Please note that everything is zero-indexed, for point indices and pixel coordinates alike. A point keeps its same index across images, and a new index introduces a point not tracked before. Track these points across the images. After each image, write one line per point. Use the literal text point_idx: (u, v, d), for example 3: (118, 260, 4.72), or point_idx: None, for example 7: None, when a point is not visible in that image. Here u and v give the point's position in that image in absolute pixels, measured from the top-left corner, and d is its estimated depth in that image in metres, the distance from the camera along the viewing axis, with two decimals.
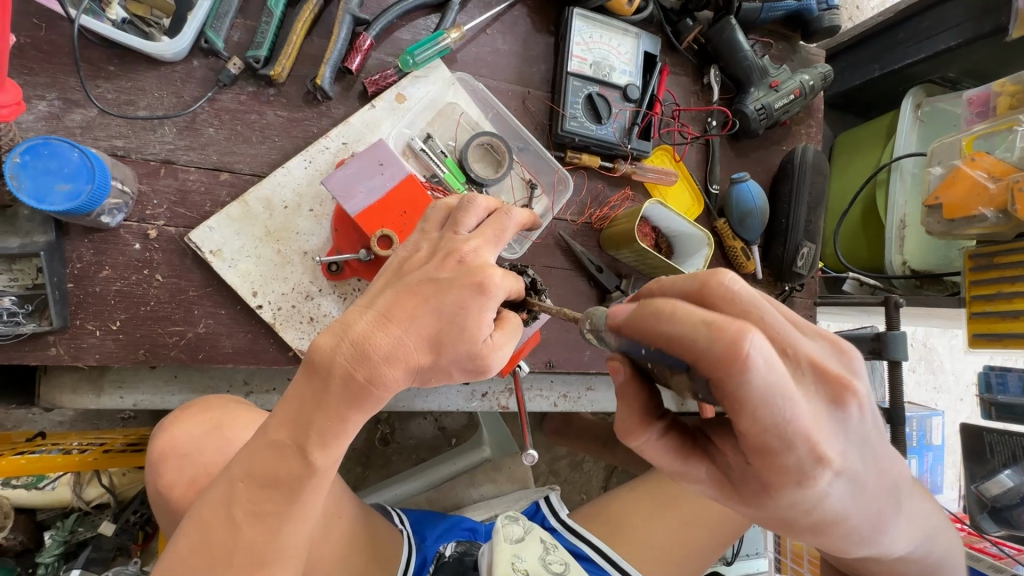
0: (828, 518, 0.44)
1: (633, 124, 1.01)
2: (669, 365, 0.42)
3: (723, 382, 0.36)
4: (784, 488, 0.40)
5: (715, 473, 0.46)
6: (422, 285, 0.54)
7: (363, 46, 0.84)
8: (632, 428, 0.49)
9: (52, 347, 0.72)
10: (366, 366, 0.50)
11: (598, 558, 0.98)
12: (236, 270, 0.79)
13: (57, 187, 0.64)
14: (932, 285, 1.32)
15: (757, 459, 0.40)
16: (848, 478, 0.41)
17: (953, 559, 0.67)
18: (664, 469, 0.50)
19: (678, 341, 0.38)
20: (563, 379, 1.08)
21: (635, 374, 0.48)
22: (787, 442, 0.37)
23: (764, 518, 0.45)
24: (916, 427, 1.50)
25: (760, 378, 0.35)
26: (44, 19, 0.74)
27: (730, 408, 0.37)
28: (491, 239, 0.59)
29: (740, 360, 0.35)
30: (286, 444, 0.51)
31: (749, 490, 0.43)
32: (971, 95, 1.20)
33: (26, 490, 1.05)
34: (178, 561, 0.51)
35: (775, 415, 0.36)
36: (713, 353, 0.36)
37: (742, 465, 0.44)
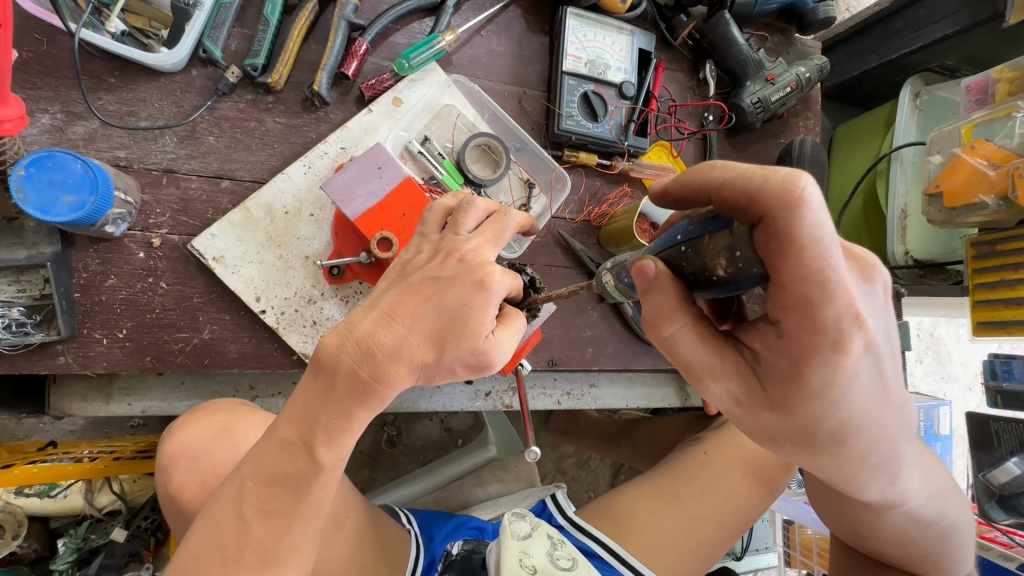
0: (851, 413, 0.47)
1: (630, 121, 1.01)
2: (707, 238, 0.44)
3: (774, 220, 0.37)
4: (818, 356, 0.43)
5: (742, 365, 0.49)
6: (424, 284, 0.55)
7: (359, 51, 0.85)
8: (668, 313, 0.50)
9: (61, 356, 0.74)
10: (370, 365, 0.51)
11: (607, 555, 0.98)
12: (239, 276, 0.80)
13: (62, 198, 0.65)
14: (936, 274, 1.31)
15: (793, 320, 0.42)
16: (874, 359, 0.44)
17: (959, 527, 0.73)
18: (694, 364, 0.51)
19: (730, 192, 0.41)
20: (566, 376, 1.09)
21: (667, 271, 0.49)
22: (828, 293, 0.39)
23: (790, 423, 0.49)
24: (923, 417, 1.50)
25: (815, 215, 0.36)
26: (45, 34, 0.75)
27: (776, 253, 0.38)
28: (491, 239, 0.59)
29: (796, 196, 0.36)
30: (292, 442, 0.52)
31: (781, 370, 0.46)
32: (970, 82, 1.20)
33: (38, 499, 1.06)
34: (191, 559, 0.52)
35: (822, 258, 0.37)
36: (770, 190, 0.37)
37: (773, 344, 0.45)
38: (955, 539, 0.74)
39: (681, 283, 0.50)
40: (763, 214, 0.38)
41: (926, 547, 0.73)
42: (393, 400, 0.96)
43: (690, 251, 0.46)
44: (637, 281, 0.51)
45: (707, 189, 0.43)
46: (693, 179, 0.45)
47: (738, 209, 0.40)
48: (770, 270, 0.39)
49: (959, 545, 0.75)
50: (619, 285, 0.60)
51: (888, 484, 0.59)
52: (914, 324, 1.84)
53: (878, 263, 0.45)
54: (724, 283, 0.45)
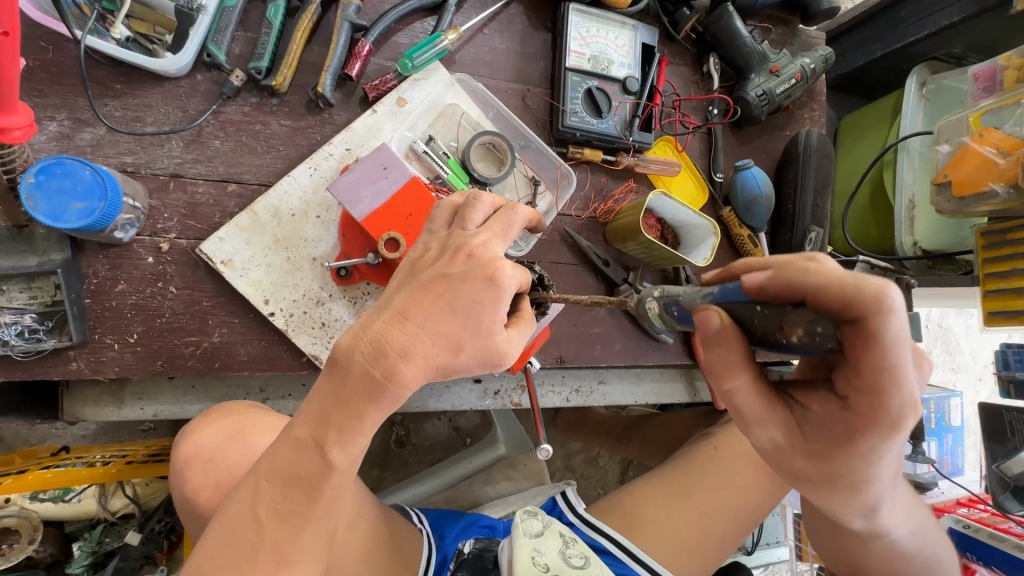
0: (878, 470, 0.50)
1: (634, 116, 1.00)
2: (791, 309, 0.40)
3: (864, 323, 0.38)
4: (874, 430, 0.46)
5: (789, 421, 0.51)
6: (435, 282, 0.55)
7: (362, 52, 0.85)
8: (731, 369, 0.48)
9: (73, 361, 0.74)
10: (382, 363, 0.51)
11: (618, 551, 0.99)
12: (247, 279, 0.80)
13: (71, 205, 0.65)
14: (944, 265, 1.31)
15: (862, 398, 0.44)
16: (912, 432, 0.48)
17: (943, 558, 0.74)
18: (745, 413, 0.52)
19: (819, 293, 0.39)
20: (574, 373, 1.08)
21: (732, 322, 0.46)
22: (898, 383, 0.42)
23: (823, 469, 0.51)
24: (934, 408, 1.49)
25: (900, 320, 0.38)
26: (50, 41, 0.75)
27: (860, 348, 0.40)
28: (498, 234, 0.59)
29: (885, 303, 0.37)
30: (305, 441, 0.52)
31: (832, 434, 0.49)
32: (977, 70, 1.18)
33: (53, 504, 1.07)
34: (206, 559, 0.52)
35: (898, 355, 0.40)
36: (862, 297, 0.37)
37: (831, 413, 0.48)
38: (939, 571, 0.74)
39: (744, 338, 0.47)
40: (854, 318, 0.38)
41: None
42: (403, 400, 0.96)
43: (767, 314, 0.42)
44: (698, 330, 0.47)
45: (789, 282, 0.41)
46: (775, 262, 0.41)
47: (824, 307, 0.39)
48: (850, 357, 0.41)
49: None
50: (664, 314, 0.56)
51: (871, 520, 0.60)
52: (923, 315, 1.83)
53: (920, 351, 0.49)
54: (792, 347, 0.41)
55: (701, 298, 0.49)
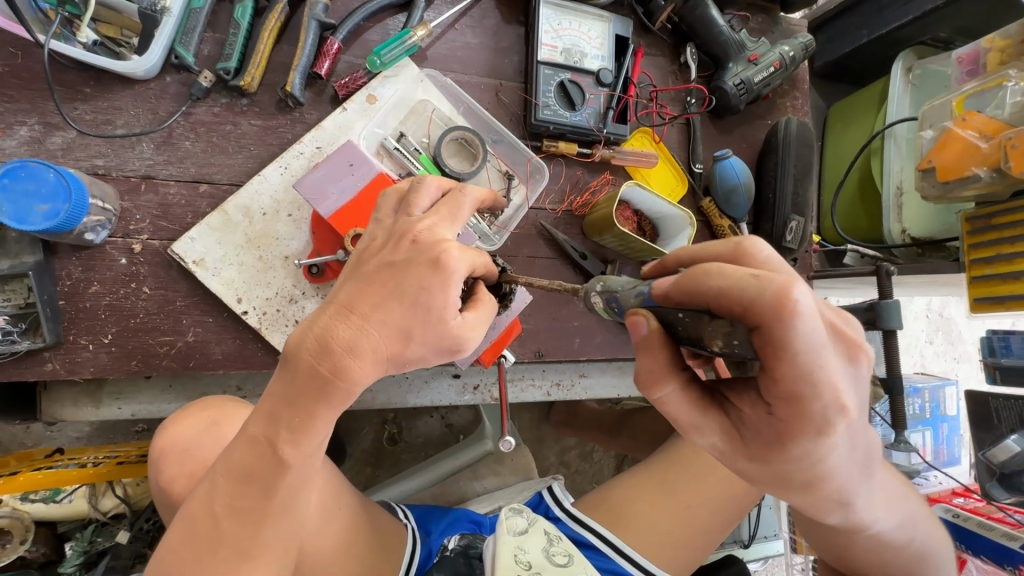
0: (826, 471, 0.49)
1: (608, 108, 1.00)
2: (705, 317, 0.43)
3: (769, 331, 0.39)
4: (803, 436, 0.46)
5: (727, 426, 0.52)
6: (381, 272, 0.55)
7: (331, 49, 0.86)
8: (658, 376, 0.51)
9: (48, 362, 0.75)
10: (328, 359, 0.51)
11: (602, 545, 0.99)
12: (219, 278, 0.81)
13: (36, 207, 0.66)
14: (934, 253, 1.30)
15: (783, 405, 0.44)
16: (853, 433, 0.46)
17: (932, 548, 0.73)
18: (681, 418, 0.54)
19: (722, 298, 0.41)
20: (555, 367, 1.08)
21: (659, 328, 0.50)
22: (816, 388, 0.42)
23: (769, 472, 0.51)
24: (929, 398, 1.47)
25: (805, 323, 0.38)
26: (20, 47, 0.76)
27: (769, 354, 0.40)
28: (446, 216, 0.59)
29: (788, 305, 0.38)
30: (259, 439, 0.53)
31: (765, 440, 0.48)
32: (960, 54, 1.17)
33: (43, 505, 1.06)
34: (170, 552, 0.53)
35: (811, 360, 0.40)
36: (763, 302, 0.38)
37: (761, 418, 0.48)
38: (929, 560, 0.73)
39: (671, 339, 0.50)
40: (759, 324, 0.39)
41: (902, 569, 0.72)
42: (382, 396, 0.97)
43: (688, 320, 0.45)
44: (632, 335, 0.51)
45: (703, 293, 0.42)
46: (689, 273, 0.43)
47: (731, 313, 0.41)
48: (764, 367, 0.42)
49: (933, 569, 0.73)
50: (609, 310, 0.58)
51: (848, 515, 0.59)
52: (923, 304, 1.81)
53: (863, 343, 0.46)
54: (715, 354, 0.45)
55: (634, 296, 0.52)
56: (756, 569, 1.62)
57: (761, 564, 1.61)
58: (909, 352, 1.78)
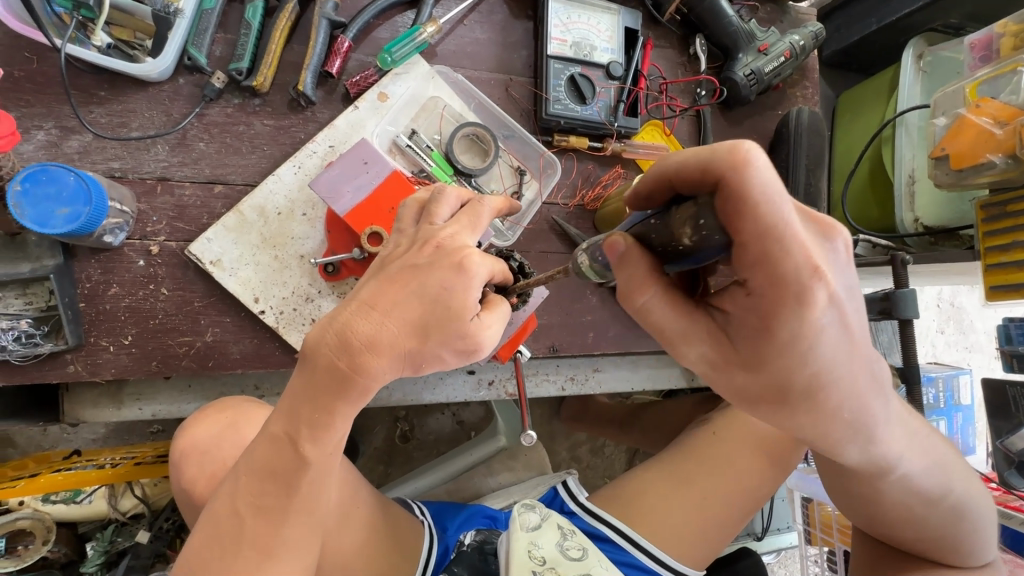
0: (819, 365, 0.46)
1: (619, 101, 0.99)
2: (676, 210, 0.45)
3: (726, 183, 0.39)
4: (784, 312, 0.43)
5: (714, 327, 0.49)
6: (403, 273, 0.55)
7: (342, 48, 0.86)
8: (640, 283, 0.50)
9: (70, 364, 0.76)
10: (348, 355, 0.52)
11: (619, 539, 1.00)
12: (237, 278, 0.82)
13: (57, 211, 0.67)
14: (947, 241, 1.28)
15: (758, 277, 0.42)
16: (838, 314, 0.44)
17: (973, 506, 0.72)
18: (665, 330, 0.51)
19: (688, 173, 0.43)
20: (569, 361, 1.08)
21: (638, 245, 0.50)
22: (785, 248, 0.40)
23: (759, 371, 0.47)
24: (943, 387, 1.47)
25: (763, 172, 0.38)
26: (35, 52, 0.77)
27: (734, 216, 0.39)
28: (467, 225, 0.60)
29: (740, 158, 0.38)
30: (281, 437, 0.54)
31: (749, 330, 0.46)
32: (973, 39, 1.16)
33: (65, 505, 1.08)
34: (194, 554, 0.54)
35: (774, 212, 0.38)
36: (718, 159, 0.39)
37: (742, 304, 0.46)
38: (969, 519, 0.72)
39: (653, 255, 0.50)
40: (717, 182, 0.40)
41: (940, 529, 0.72)
42: (397, 393, 0.97)
43: (660, 224, 0.47)
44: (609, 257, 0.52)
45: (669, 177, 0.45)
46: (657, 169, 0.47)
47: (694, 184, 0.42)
48: (732, 233, 0.41)
49: (974, 529, 0.73)
50: (594, 265, 0.57)
51: (865, 445, 0.57)
52: (934, 294, 1.80)
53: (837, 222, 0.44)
54: (690, 252, 0.45)
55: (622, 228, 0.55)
56: (770, 561, 1.62)
57: (776, 556, 1.61)
58: (921, 341, 1.77)
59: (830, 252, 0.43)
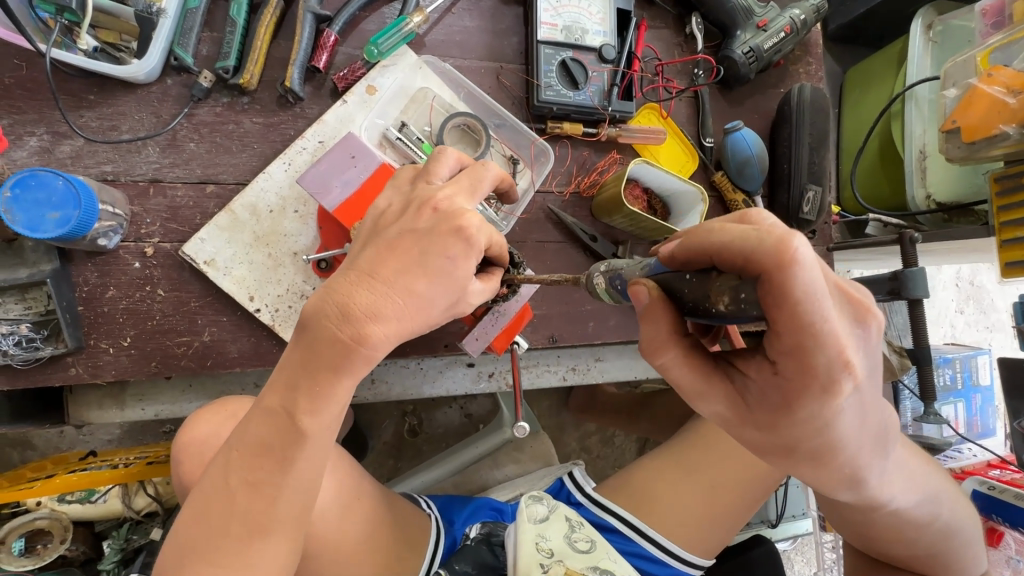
0: (837, 440, 0.46)
1: (612, 85, 0.97)
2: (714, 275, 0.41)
3: (769, 280, 0.36)
4: (809, 396, 0.42)
5: (732, 392, 0.49)
6: (403, 238, 0.56)
7: (328, 42, 0.85)
8: (660, 343, 0.49)
9: (72, 367, 0.77)
10: (349, 326, 0.52)
11: (625, 529, 1.00)
12: (231, 278, 0.82)
13: (47, 215, 0.67)
14: (962, 218, 1.26)
15: (787, 360, 0.41)
16: (858, 395, 0.43)
17: (960, 522, 0.69)
18: (685, 387, 0.51)
19: (727, 253, 0.38)
20: (570, 352, 1.07)
21: (664, 295, 0.47)
22: (821, 341, 0.39)
23: (776, 441, 0.48)
24: (961, 368, 1.43)
25: (808, 271, 0.35)
26: (24, 58, 0.77)
27: (773, 306, 0.37)
28: (464, 188, 0.61)
29: (789, 256, 0.34)
30: (277, 409, 0.54)
31: (769, 404, 0.45)
32: (985, 5, 1.10)
33: (80, 505, 1.09)
34: (184, 529, 0.54)
35: (815, 311, 0.37)
36: (764, 254, 0.35)
37: (767, 380, 0.45)
38: (957, 530, 0.69)
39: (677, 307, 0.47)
40: (761, 274, 0.36)
41: (930, 545, 0.69)
42: (397, 388, 0.97)
43: (694, 280, 0.42)
44: (634, 305, 0.49)
45: (707, 251, 0.40)
46: (691, 235, 0.42)
47: (735, 267, 0.38)
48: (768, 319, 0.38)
49: (962, 542, 0.70)
50: (611, 290, 0.58)
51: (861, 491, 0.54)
52: (953, 273, 1.75)
53: (868, 304, 0.42)
54: (722, 317, 0.41)
55: (643, 273, 0.51)
56: (786, 549, 1.60)
57: (791, 543, 1.59)
58: (939, 323, 1.73)
59: (859, 334, 0.42)
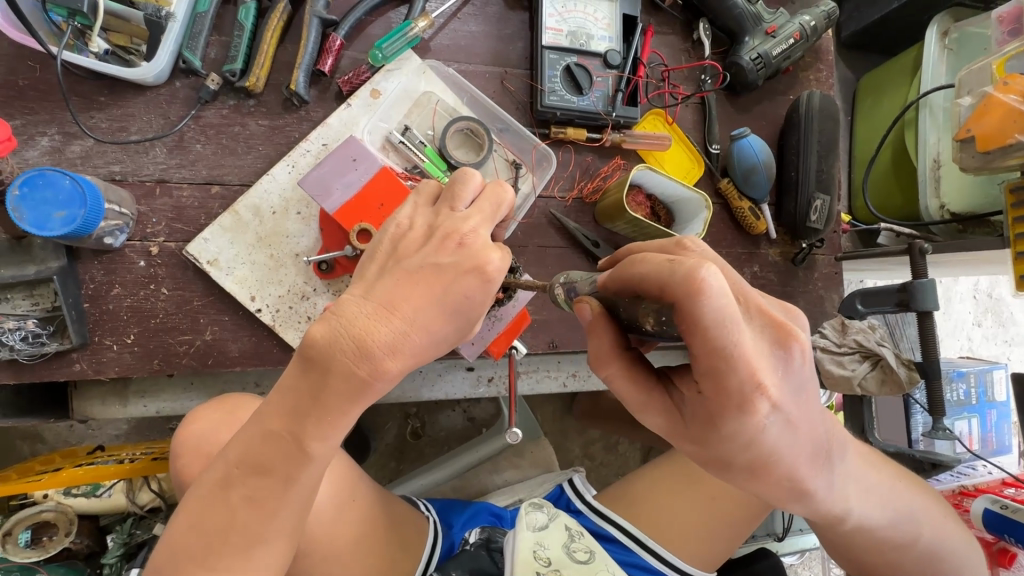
0: (765, 455, 0.48)
1: (617, 91, 0.97)
2: (642, 300, 0.47)
3: (682, 306, 0.40)
4: (728, 415, 0.45)
5: (669, 407, 0.52)
6: (424, 271, 0.54)
7: (333, 46, 0.86)
8: (603, 358, 0.53)
9: (76, 363, 0.79)
10: (367, 362, 0.51)
11: (624, 539, 0.99)
12: (233, 277, 0.83)
13: (54, 214, 0.69)
14: (977, 228, 1.23)
15: (706, 382, 0.44)
16: (784, 419, 0.46)
17: (946, 545, 0.68)
18: (628, 404, 0.55)
19: (647, 282, 0.44)
20: (571, 357, 1.06)
21: (605, 313, 0.53)
22: (734, 364, 0.42)
23: (710, 455, 0.50)
24: (975, 383, 1.39)
25: (716, 299, 0.39)
26: (38, 61, 0.79)
27: (686, 331, 0.42)
28: (487, 216, 0.59)
29: (698, 284, 0.39)
30: (281, 435, 0.54)
31: (698, 421, 0.48)
32: (1002, 12, 1.07)
33: (85, 498, 1.13)
34: (179, 537, 0.56)
35: (725, 335, 0.41)
36: (677, 281, 0.40)
37: (695, 398, 0.48)
38: (943, 557, 0.68)
39: (618, 326, 0.53)
40: (675, 300, 0.41)
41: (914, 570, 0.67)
42: (396, 390, 0.97)
43: (628, 305, 0.49)
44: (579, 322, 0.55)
45: (636, 281, 0.46)
46: (624, 267, 0.47)
47: (655, 295, 0.44)
48: (686, 342, 0.43)
49: (950, 567, 0.68)
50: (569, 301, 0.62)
51: (812, 505, 0.55)
52: (971, 285, 1.72)
53: (791, 329, 0.44)
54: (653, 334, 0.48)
55: (591, 287, 0.57)
56: (793, 563, 1.57)
57: (799, 557, 1.56)
58: (956, 335, 1.69)
59: (779, 356, 0.45)
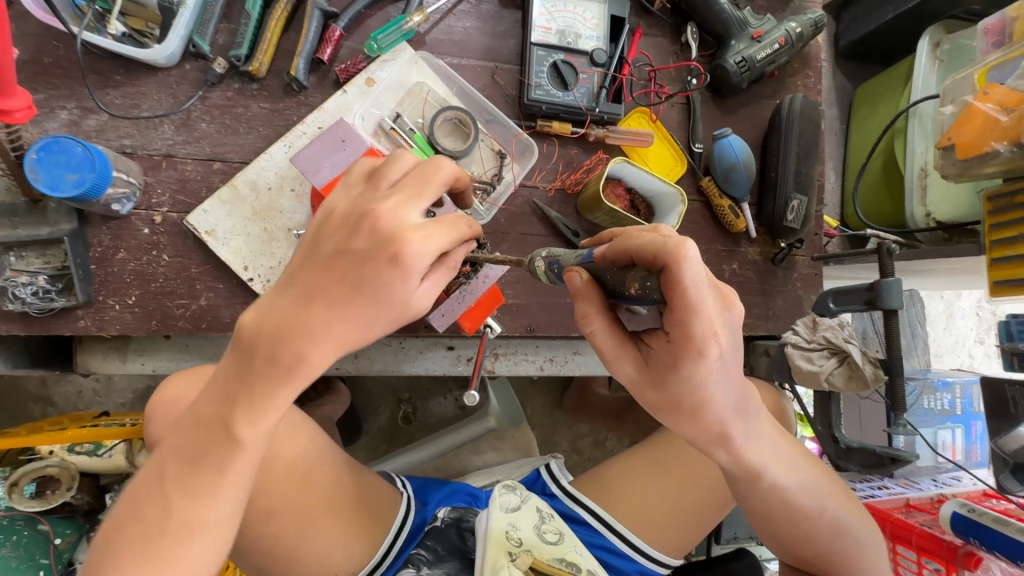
0: (705, 400, 0.58)
1: (601, 87, 1.01)
2: (629, 269, 0.52)
3: (670, 271, 0.47)
4: (688, 360, 0.54)
5: (639, 361, 0.60)
6: (335, 261, 0.57)
7: (332, 36, 0.92)
8: (588, 315, 0.60)
9: (81, 319, 0.85)
10: (287, 349, 0.56)
11: (593, 521, 1.02)
12: (229, 247, 0.89)
13: (66, 177, 0.75)
14: (963, 237, 1.24)
15: (677, 333, 0.53)
16: (725, 369, 0.56)
17: (853, 523, 0.75)
18: (603, 357, 0.61)
19: (641, 252, 0.50)
20: (549, 343, 1.10)
21: (590, 281, 0.58)
22: (700, 319, 0.51)
23: (665, 397, 0.59)
24: (960, 394, 1.39)
25: (696, 267, 0.47)
26: (62, 40, 0.86)
27: (670, 291, 0.49)
28: (410, 195, 0.59)
29: (679, 255, 0.46)
30: (213, 422, 0.59)
31: (663, 367, 0.57)
32: (986, 24, 1.10)
33: (87, 456, 1.16)
34: (117, 542, 0.59)
35: (698, 296, 0.49)
36: (667, 249, 0.47)
37: (662, 346, 0.57)
38: (849, 534, 0.75)
39: (603, 290, 0.59)
40: (664, 266, 0.48)
41: (824, 543, 0.74)
42: (379, 365, 1.02)
43: (615, 273, 0.54)
44: (568, 288, 0.60)
45: (629, 252, 0.51)
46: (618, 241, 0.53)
47: (645, 262, 0.50)
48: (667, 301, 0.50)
49: (857, 542, 0.75)
50: (549, 272, 0.66)
51: (734, 453, 0.64)
52: (974, 301, 1.71)
53: (732, 295, 0.56)
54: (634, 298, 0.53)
55: (576, 261, 0.61)
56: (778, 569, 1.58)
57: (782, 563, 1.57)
58: (956, 351, 1.69)
59: (727, 314, 0.55)
